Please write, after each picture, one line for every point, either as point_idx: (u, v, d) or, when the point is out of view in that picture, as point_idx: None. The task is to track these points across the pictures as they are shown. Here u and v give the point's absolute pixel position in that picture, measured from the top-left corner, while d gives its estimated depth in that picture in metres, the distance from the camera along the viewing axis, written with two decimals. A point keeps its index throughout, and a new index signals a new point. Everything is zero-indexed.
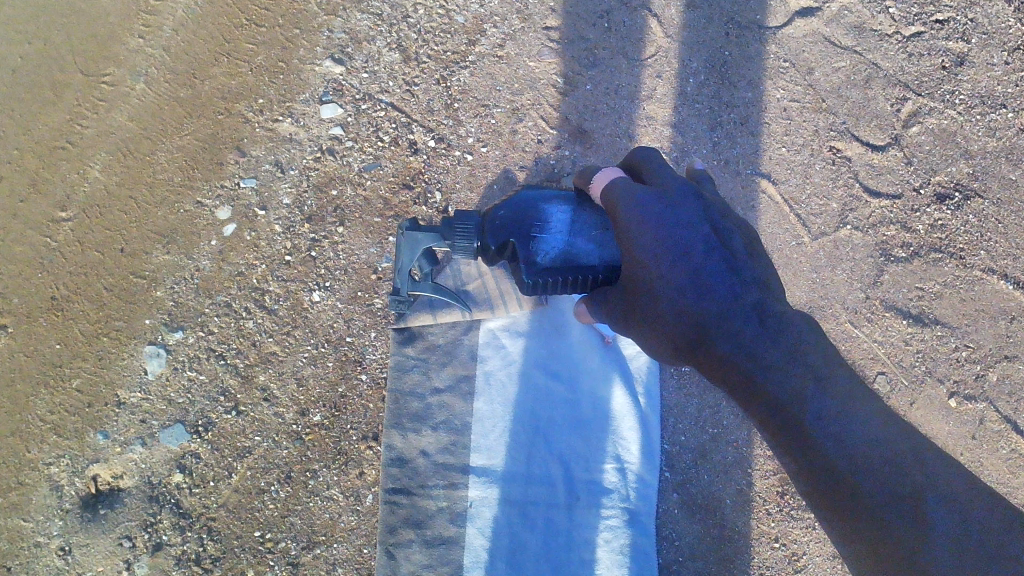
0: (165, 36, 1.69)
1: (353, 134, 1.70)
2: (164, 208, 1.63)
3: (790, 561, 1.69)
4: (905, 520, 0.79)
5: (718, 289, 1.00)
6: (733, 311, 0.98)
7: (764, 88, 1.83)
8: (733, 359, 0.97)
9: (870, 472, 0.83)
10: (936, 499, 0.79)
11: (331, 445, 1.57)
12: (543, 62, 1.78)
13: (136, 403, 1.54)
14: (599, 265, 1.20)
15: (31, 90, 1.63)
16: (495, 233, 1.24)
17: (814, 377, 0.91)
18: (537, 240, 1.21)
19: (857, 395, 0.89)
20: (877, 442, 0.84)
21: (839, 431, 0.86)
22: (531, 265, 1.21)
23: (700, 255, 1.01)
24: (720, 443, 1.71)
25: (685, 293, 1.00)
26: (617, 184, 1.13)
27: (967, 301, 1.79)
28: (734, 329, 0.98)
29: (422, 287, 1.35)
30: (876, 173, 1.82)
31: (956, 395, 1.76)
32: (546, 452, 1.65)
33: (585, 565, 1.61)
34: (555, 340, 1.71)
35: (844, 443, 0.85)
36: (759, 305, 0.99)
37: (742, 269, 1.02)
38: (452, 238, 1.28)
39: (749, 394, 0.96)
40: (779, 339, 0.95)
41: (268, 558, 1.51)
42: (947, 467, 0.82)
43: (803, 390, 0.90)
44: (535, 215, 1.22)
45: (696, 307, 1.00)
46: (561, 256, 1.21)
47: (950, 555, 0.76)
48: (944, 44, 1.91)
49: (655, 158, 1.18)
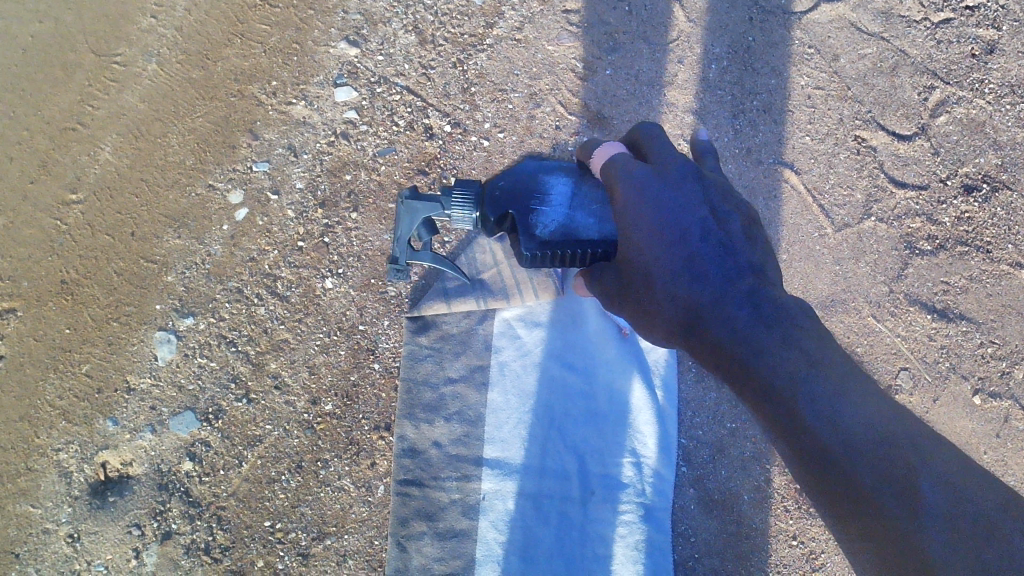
0: (177, 16, 1.66)
1: (367, 118, 1.66)
2: (175, 191, 1.60)
3: (808, 559, 1.66)
4: (900, 505, 0.76)
5: (712, 274, 0.96)
6: (728, 297, 0.94)
7: (788, 75, 1.79)
8: (728, 345, 0.93)
9: (866, 458, 0.79)
10: (931, 482, 0.76)
11: (342, 435, 1.55)
12: (562, 45, 1.74)
13: (146, 389, 1.52)
14: (600, 240, 1.11)
15: (41, 70, 1.61)
16: (492, 203, 1.14)
17: (808, 361, 0.86)
18: (537, 212, 1.12)
19: (850, 376, 0.85)
20: (873, 426, 0.80)
21: (834, 417, 0.82)
22: (529, 237, 1.12)
23: (694, 239, 0.97)
24: (738, 438, 1.67)
25: (678, 278, 0.97)
26: (616, 161, 1.07)
27: (994, 296, 1.75)
28: (730, 316, 0.93)
29: (423, 257, 1.18)
30: (902, 164, 1.78)
31: (979, 393, 1.72)
32: (561, 445, 1.62)
33: (599, 561, 1.59)
34: (573, 331, 1.68)
35: (837, 429, 0.81)
36: (755, 291, 0.93)
37: (741, 252, 0.96)
38: (451, 207, 1.15)
39: (743, 377, 0.92)
40: (777, 326, 0.90)
41: (278, 548, 1.50)
42: (938, 447, 0.79)
43: (794, 374, 0.86)
44: (534, 186, 1.13)
45: (689, 292, 0.97)
46: (560, 230, 1.11)
47: (947, 539, 0.73)
48: (974, 31, 1.86)
49: (658, 133, 1.10)
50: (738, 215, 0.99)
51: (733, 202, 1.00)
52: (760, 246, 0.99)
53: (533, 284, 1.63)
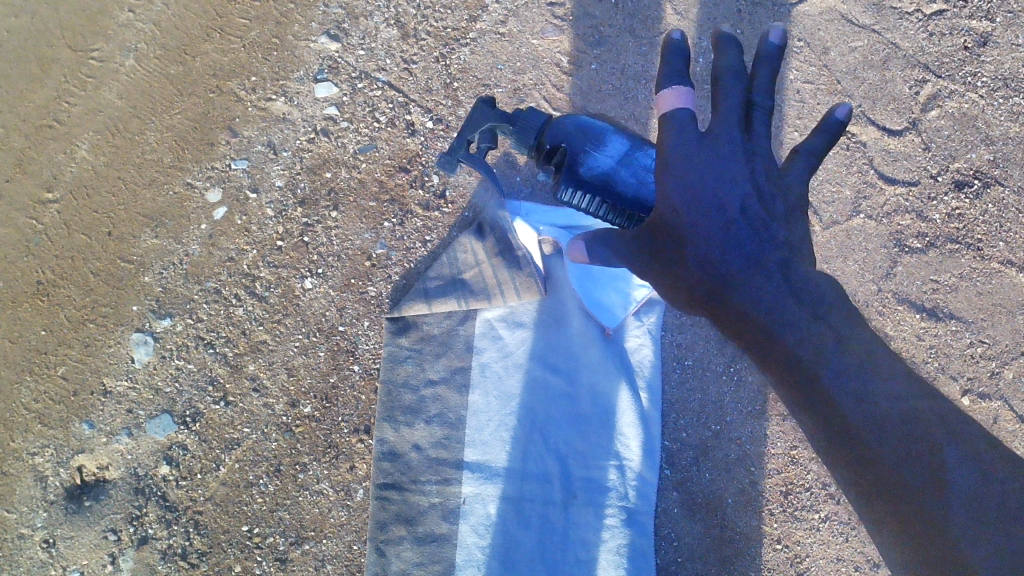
0: (156, 10, 1.62)
1: (348, 114, 1.64)
2: (153, 190, 1.58)
3: (793, 563, 1.61)
4: (921, 478, 0.84)
5: (746, 243, 0.97)
6: (758, 264, 0.96)
7: (777, 69, 1.75)
8: (751, 313, 0.96)
9: (889, 437, 0.85)
10: (952, 454, 0.84)
11: (321, 438, 1.53)
12: (547, 39, 1.71)
13: (122, 392, 1.50)
14: (632, 203, 1.12)
15: (18, 67, 1.58)
16: (552, 133, 1.15)
17: (835, 337, 0.90)
18: (589, 155, 1.13)
19: (875, 352, 0.89)
20: (899, 404, 0.86)
21: (861, 390, 0.87)
22: (573, 175, 1.13)
23: (733, 212, 0.98)
24: (723, 441, 1.62)
25: (710, 242, 0.98)
26: (677, 113, 1.02)
27: (983, 295, 1.72)
28: (755, 285, 0.95)
29: (476, 163, 1.18)
30: (893, 160, 1.74)
31: (968, 393, 1.70)
32: (542, 447, 1.59)
33: (580, 564, 1.56)
34: (556, 331, 1.63)
35: (863, 403, 0.87)
36: (784, 263, 0.96)
37: (777, 226, 0.98)
38: (516, 121, 1.15)
39: (765, 347, 0.95)
40: (805, 302, 0.93)
41: (256, 553, 1.49)
42: (955, 418, 0.86)
43: (821, 348, 0.90)
44: (596, 134, 1.14)
45: (721, 258, 0.97)
46: (603, 180, 1.13)
47: (965, 517, 0.82)
48: (967, 23, 1.81)
49: (759, 87, 1.03)
50: (782, 198, 1.00)
51: (781, 183, 1.01)
52: (799, 222, 1.00)
53: (516, 284, 1.57)
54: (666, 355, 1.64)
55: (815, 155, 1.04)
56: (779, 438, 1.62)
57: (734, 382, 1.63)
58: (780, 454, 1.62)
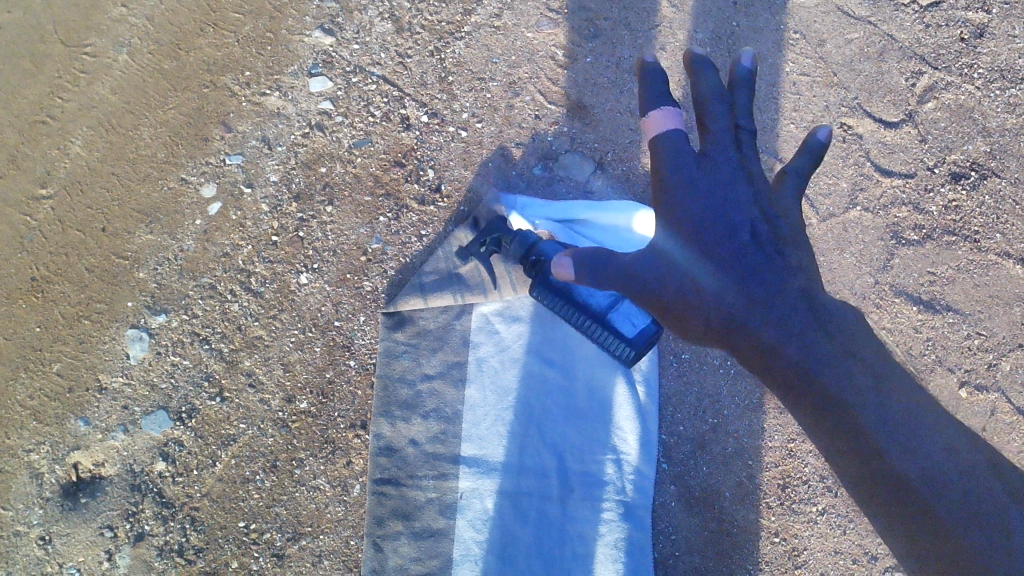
0: (149, 5, 1.63)
1: (343, 109, 1.63)
2: (147, 185, 1.57)
3: (791, 556, 1.62)
4: (950, 505, 0.86)
5: (762, 271, 1.03)
6: (779, 294, 1.02)
7: (774, 61, 1.75)
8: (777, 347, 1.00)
9: (916, 465, 0.89)
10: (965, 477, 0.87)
11: (318, 433, 1.53)
12: (542, 32, 1.72)
13: (118, 389, 1.50)
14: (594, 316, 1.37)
15: (10, 62, 1.58)
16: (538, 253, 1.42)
17: (864, 368, 0.95)
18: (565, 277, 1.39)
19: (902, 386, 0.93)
20: (923, 431, 0.89)
21: (892, 422, 0.91)
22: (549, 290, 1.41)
23: (742, 238, 1.04)
24: (720, 433, 1.64)
25: (727, 270, 1.04)
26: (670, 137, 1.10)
27: (980, 287, 1.70)
28: (775, 316, 1.01)
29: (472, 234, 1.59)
30: (889, 152, 1.74)
31: (966, 385, 1.67)
32: (540, 442, 1.58)
33: (578, 559, 1.54)
34: (552, 326, 1.63)
35: (897, 436, 0.90)
36: (804, 292, 1.02)
37: (788, 253, 1.05)
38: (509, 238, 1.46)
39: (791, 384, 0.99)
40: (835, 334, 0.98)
41: (253, 549, 1.48)
42: (968, 438, 0.90)
43: (854, 378, 0.94)
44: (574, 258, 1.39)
45: (741, 287, 1.03)
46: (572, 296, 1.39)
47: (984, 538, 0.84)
48: (963, 14, 1.82)
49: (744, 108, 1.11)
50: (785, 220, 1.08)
51: (782, 209, 1.09)
52: (806, 242, 1.08)
53: (511, 278, 1.57)
54: (663, 349, 1.64)
55: (802, 176, 1.11)
56: (777, 431, 1.65)
57: (730, 375, 1.65)
58: (777, 447, 1.65)
